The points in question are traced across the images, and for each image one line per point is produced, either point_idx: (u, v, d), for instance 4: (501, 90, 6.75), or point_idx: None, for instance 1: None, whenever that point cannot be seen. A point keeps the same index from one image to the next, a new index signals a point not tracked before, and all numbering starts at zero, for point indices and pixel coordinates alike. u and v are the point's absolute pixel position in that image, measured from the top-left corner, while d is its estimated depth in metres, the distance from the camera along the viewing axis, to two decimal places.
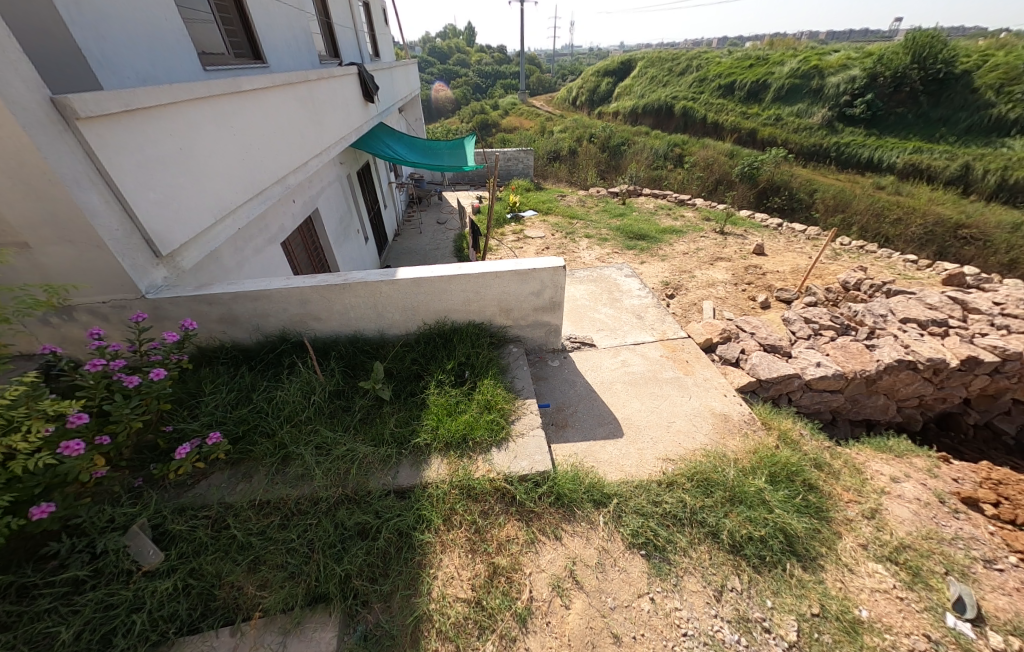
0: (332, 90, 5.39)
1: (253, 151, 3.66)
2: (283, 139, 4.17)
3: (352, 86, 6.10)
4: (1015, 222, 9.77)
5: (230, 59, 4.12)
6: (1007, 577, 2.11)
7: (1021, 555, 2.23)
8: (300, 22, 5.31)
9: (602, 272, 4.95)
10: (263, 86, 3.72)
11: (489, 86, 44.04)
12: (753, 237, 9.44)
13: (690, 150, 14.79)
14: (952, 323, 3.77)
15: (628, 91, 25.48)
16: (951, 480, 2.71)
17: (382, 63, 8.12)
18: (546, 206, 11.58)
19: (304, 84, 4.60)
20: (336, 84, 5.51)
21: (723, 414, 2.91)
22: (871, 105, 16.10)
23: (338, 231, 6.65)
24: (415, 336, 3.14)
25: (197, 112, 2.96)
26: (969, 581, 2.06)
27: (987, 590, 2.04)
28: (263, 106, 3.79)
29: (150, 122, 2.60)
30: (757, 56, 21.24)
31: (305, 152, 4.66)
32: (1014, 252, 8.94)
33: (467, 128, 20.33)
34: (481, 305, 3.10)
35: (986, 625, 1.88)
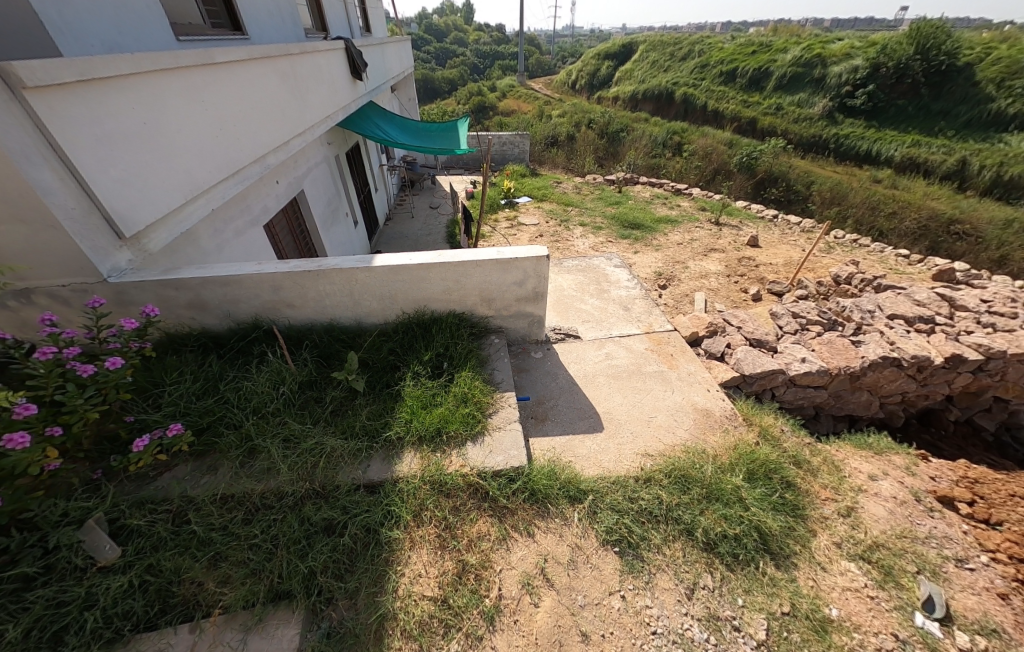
0: (317, 65, 5.14)
1: (228, 128, 3.46)
2: (262, 116, 3.96)
3: (338, 62, 5.83)
4: (1006, 219, 9.78)
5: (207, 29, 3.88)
6: (977, 577, 2.12)
7: (992, 554, 2.24)
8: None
9: (591, 262, 4.85)
10: (240, 59, 3.52)
11: (487, 66, 42.90)
12: (748, 229, 9.36)
13: (689, 138, 14.56)
14: (938, 320, 3.74)
15: (629, 76, 24.94)
16: (929, 478, 2.72)
17: (373, 39, 7.79)
18: (541, 192, 11.37)
19: (286, 58, 4.37)
20: (321, 59, 5.25)
21: (705, 410, 2.88)
22: (872, 97, 15.88)
23: (325, 214, 6.46)
24: (394, 324, 3.05)
25: (163, 84, 2.77)
26: (941, 581, 2.06)
27: (957, 589, 2.04)
28: (239, 79, 3.57)
29: (110, 93, 2.42)
30: (760, 42, 20.80)
31: (287, 130, 4.45)
32: (1004, 249, 8.96)
33: (463, 110, 19.83)
34: (462, 294, 3.01)
35: (953, 624, 1.89)
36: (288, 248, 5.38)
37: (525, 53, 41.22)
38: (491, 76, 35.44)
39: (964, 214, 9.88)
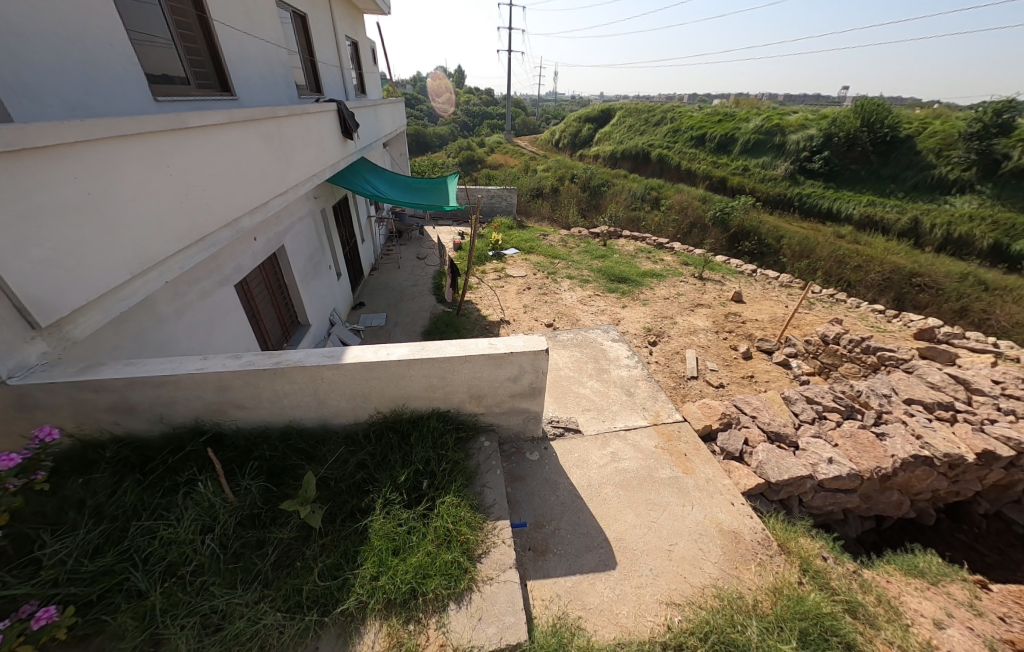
0: (306, 125, 4.97)
1: (198, 192, 3.07)
2: (240, 178, 3.61)
3: (328, 122, 5.70)
4: (963, 274, 10.21)
5: (192, 90, 3.59)
6: None
7: None
8: (278, 56, 5.01)
9: (587, 334, 4.59)
10: (221, 122, 3.23)
11: (474, 123, 45.45)
12: (731, 283, 9.42)
13: (666, 193, 15.19)
14: (958, 407, 3.51)
15: (607, 137, 26.77)
16: (998, 620, 2.30)
17: (367, 101, 7.93)
18: (526, 244, 11.42)
19: (272, 120, 4.14)
20: (310, 119, 5.08)
21: (733, 533, 2.46)
22: (828, 161, 17.20)
23: (306, 268, 6.06)
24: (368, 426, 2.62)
25: (120, 150, 2.37)
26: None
27: None
28: (216, 143, 3.24)
29: (50, 164, 1.97)
30: (724, 112, 22.77)
31: (267, 191, 4.11)
32: (964, 300, 9.22)
33: (452, 164, 20.55)
34: (447, 391, 2.62)
35: None
36: (262, 311, 4.91)
37: (511, 114, 44.20)
38: (480, 133, 37.60)
39: (923, 267, 10.19)
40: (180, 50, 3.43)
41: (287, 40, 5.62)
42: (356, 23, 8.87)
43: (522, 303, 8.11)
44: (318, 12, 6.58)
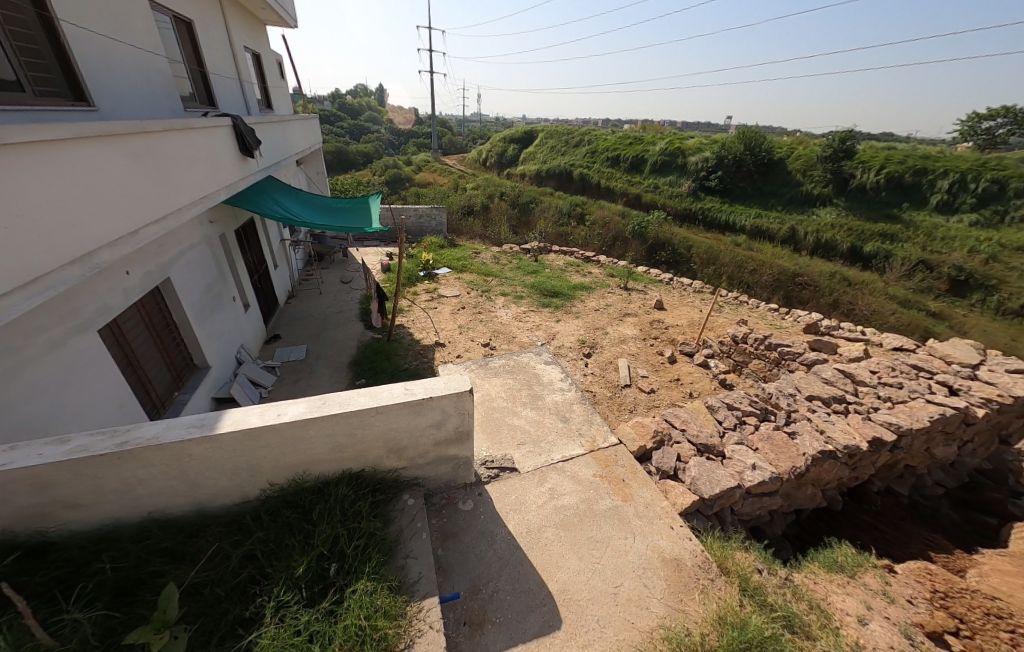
0: (194, 142, 4.10)
1: (25, 226, 2.19)
2: (96, 207, 2.72)
3: (223, 140, 4.84)
4: (833, 273, 12.03)
5: (31, 99, 2.78)
6: None
7: None
8: (157, 66, 4.29)
9: (519, 358, 4.47)
10: (64, 137, 2.40)
11: (400, 140, 44.54)
12: (653, 292, 10.03)
13: (590, 208, 15.99)
14: (848, 399, 3.94)
15: (532, 157, 27.86)
16: (907, 604, 2.49)
17: (274, 116, 7.23)
18: (457, 262, 11.17)
19: (142, 135, 3.22)
20: (200, 135, 4.23)
21: (675, 561, 2.41)
22: (722, 179, 19.51)
23: (201, 301, 5.06)
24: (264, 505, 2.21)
25: None
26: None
27: None
28: (55, 163, 2.39)
29: None
30: (634, 136, 24.93)
31: (141, 221, 3.19)
32: (835, 296, 10.82)
33: (377, 182, 19.72)
34: (359, 449, 2.30)
35: None
36: (142, 357, 3.97)
37: (438, 133, 44.13)
38: (406, 152, 36.87)
39: (803, 269, 11.81)
40: (11, 50, 2.67)
41: (168, 48, 4.87)
42: (257, 34, 8.12)
43: (457, 324, 7.78)
44: (208, 18, 5.84)
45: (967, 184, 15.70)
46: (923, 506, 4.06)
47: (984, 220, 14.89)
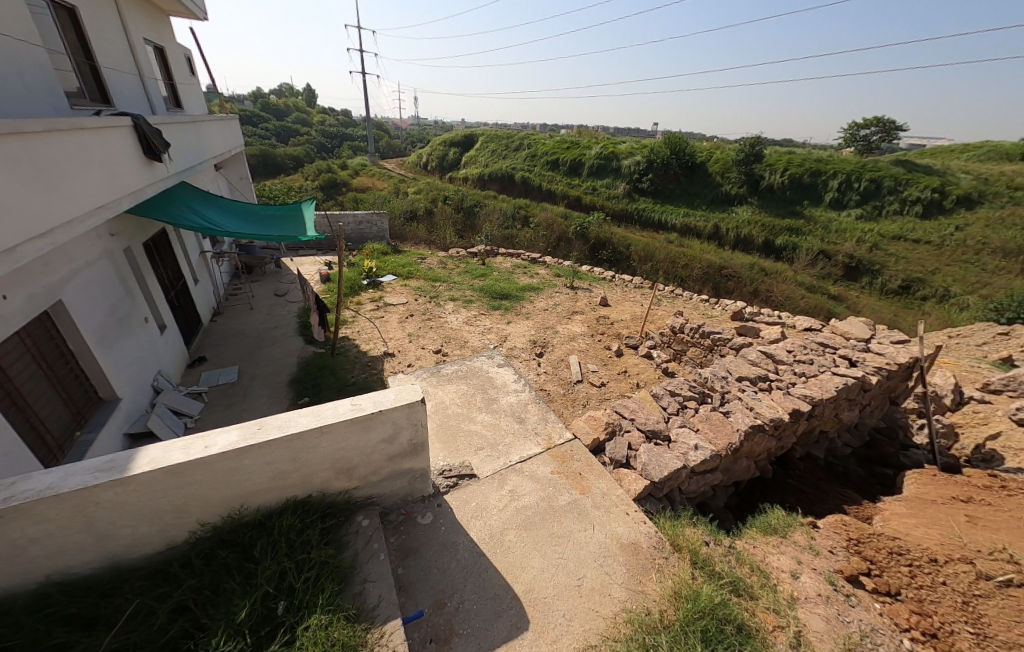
0: (87, 145, 3.59)
1: None
2: None
3: (124, 141, 4.29)
4: (752, 265, 13.37)
5: None
6: None
7: (911, 635, 2.28)
8: (35, 57, 3.68)
9: (472, 363, 4.44)
10: None
11: (333, 142, 42.29)
12: (598, 290, 10.46)
13: (533, 210, 16.31)
14: (771, 377, 4.39)
15: (473, 161, 27.87)
16: (829, 555, 2.83)
17: (186, 117, 6.51)
18: (403, 269, 10.83)
19: (15, 136, 2.75)
20: (95, 137, 3.71)
21: (633, 545, 2.53)
22: (652, 182, 20.89)
23: (107, 324, 4.43)
24: (194, 550, 1.98)
25: None
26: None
27: None
28: None
29: None
30: (571, 141, 25.89)
31: (20, 235, 2.72)
32: (755, 285, 12.04)
33: (310, 187, 18.55)
34: (304, 473, 2.16)
35: None
36: (29, 396, 3.39)
37: (375, 135, 42.56)
38: (340, 155, 35.14)
39: (727, 263, 12.99)
40: None
41: (46, 36, 4.20)
42: (160, 26, 7.29)
43: (407, 332, 7.53)
44: (96, 3, 5.11)
45: (851, 184, 18.26)
46: (836, 465, 4.65)
47: (865, 215, 17.41)
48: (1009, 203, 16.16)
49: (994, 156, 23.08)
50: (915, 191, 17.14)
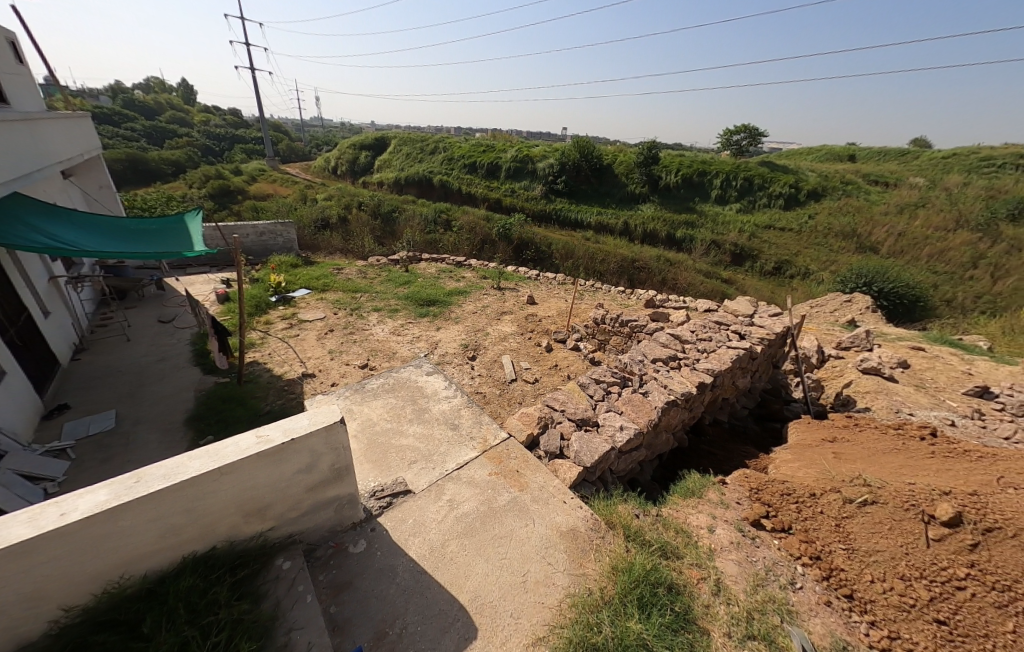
0: None
1: None
2: None
3: None
4: (658, 256, 14.79)
5: None
6: (808, 594, 2.53)
7: (803, 561, 2.74)
8: None
9: (399, 374, 4.25)
10: None
11: (220, 144, 37.49)
12: (524, 289, 10.72)
13: (455, 213, 16.17)
14: (679, 356, 4.89)
15: (388, 164, 26.80)
16: (737, 505, 3.25)
17: (17, 114, 5.29)
18: (317, 281, 9.97)
19: None
20: None
21: (572, 531, 2.62)
22: (567, 183, 22.02)
23: None
24: (58, 642, 1.62)
25: None
26: (797, 621, 2.34)
27: (808, 620, 2.36)
28: None
29: None
30: (486, 144, 26.19)
31: None
32: (662, 274, 13.33)
33: (195, 195, 16.22)
34: (205, 522, 1.90)
35: None
36: None
37: (273, 137, 38.71)
38: (231, 159, 31.37)
39: (638, 256, 14.20)
40: None
41: None
42: None
43: (327, 349, 6.95)
44: None
45: (730, 182, 21.13)
46: (738, 426, 5.33)
47: (743, 208, 20.27)
48: (842, 195, 20.05)
49: (829, 157, 28.41)
50: (777, 187, 20.41)
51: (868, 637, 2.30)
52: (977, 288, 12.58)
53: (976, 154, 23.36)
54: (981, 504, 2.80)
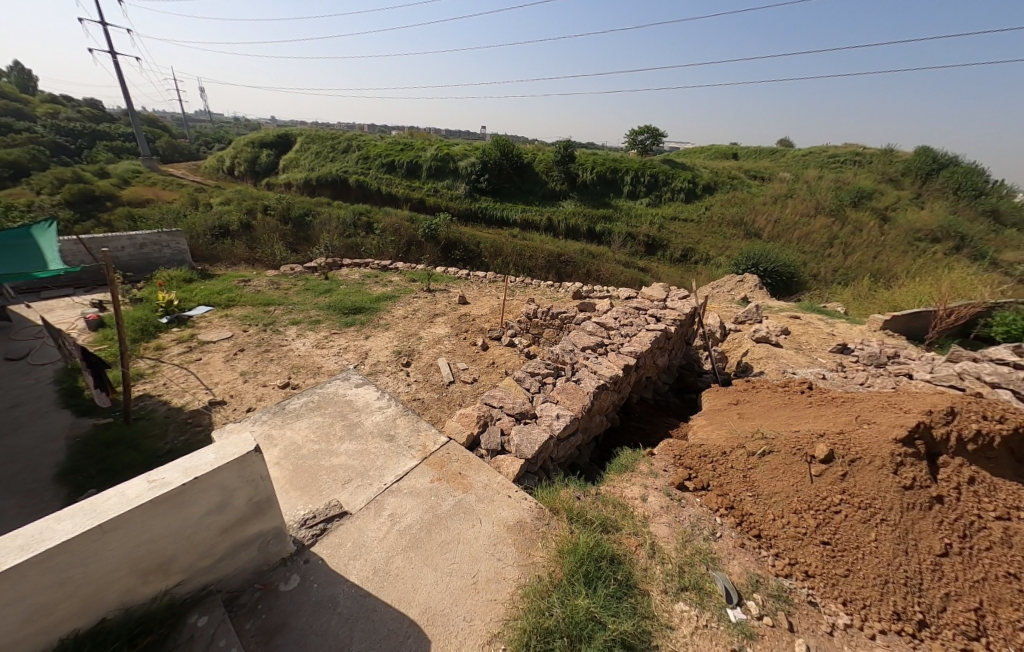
0: None
1: None
2: None
3: None
4: (582, 250, 15.58)
5: None
6: (726, 540, 2.90)
7: (721, 512, 3.12)
8: None
9: (325, 390, 3.94)
10: None
11: (73, 138, 31.18)
12: (456, 289, 10.59)
13: (376, 215, 15.39)
14: (605, 342, 5.22)
15: (295, 164, 24.59)
16: (664, 472, 3.59)
17: None
18: (219, 296, 8.81)
19: None
20: None
21: (518, 523, 2.67)
22: (490, 181, 22.17)
23: None
24: None
25: None
26: (720, 566, 2.67)
27: (728, 563, 2.71)
28: None
29: None
30: (404, 142, 25.30)
31: None
32: (587, 267, 14.09)
33: (44, 202, 13.32)
34: (89, 591, 1.61)
35: (744, 598, 2.46)
36: None
37: (147, 132, 33.23)
38: (91, 158, 26.32)
39: (563, 251, 14.83)
40: None
41: None
42: None
43: (238, 370, 6.18)
44: None
45: (639, 179, 22.98)
46: (661, 400, 5.85)
47: (652, 202, 22.19)
48: (729, 189, 22.93)
49: (718, 156, 32.29)
50: (678, 183, 22.69)
51: (774, 567, 2.73)
52: (834, 264, 15.24)
53: (824, 153, 28.25)
54: (845, 440, 3.31)
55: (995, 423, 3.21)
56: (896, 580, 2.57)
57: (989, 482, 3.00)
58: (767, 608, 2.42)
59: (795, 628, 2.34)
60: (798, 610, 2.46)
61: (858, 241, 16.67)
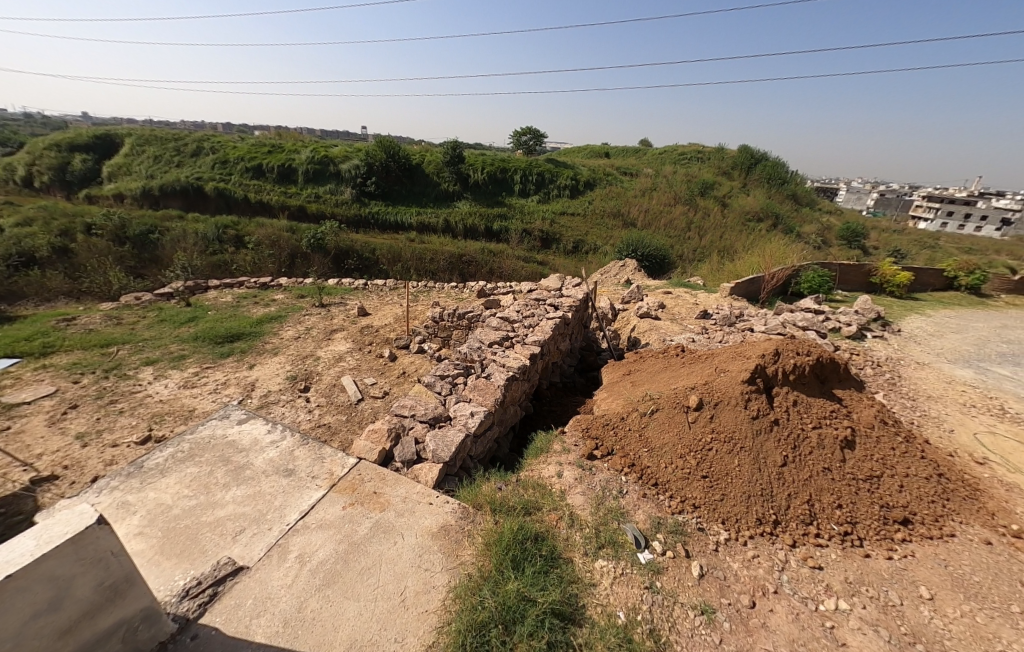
0: None
1: None
2: None
3: None
4: (482, 249, 15.81)
5: None
6: (632, 493, 3.29)
7: (625, 471, 3.53)
8: None
9: (197, 435, 3.36)
10: None
11: None
12: (353, 301, 9.87)
13: (246, 226, 13.43)
14: (511, 335, 5.43)
15: (125, 171, 20.14)
16: (576, 446, 3.90)
17: None
18: (27, 343, 6.79)
19: None
20: None
21: (443, 528, 2.66)
22: (378, 185, 21.02)
23: None
24: None
25: None
26: (629, 517, 3.01)
27: (634, 513, 3.08)
28: None
29: None
30: (271, 144, 22.55)
31: None
32: (488, 265, 14.36)
33: None
34: None
35: (650, 540, 2.82)
36: None
37: None
38: None
39: (463, 251, 14.85)
40: None
41: None
42: None
43: (72, 433, 4.86)
44: None
45: (527, 178, 24.15)
46: (568, 382, 6.32)
47: (542, 199, 23.54)
48: (607, 183, 25.50)
49: (593, 155, 35.61)
50: (562, 181, 24.47)
51: (670, 507, 3.18)
52: (692, 245, 18.04)
53: (675, 151, 33.11)
54: (710, 388, 3.98)
55: (804, 356, 4.19)
56: (755, 493, 3.21)
57: (805, 401, 3.90)
58: (668, 543, 2.82)
59: (691, 553, 2.78)
60: (691, 537, 2.92)
61: (707, 225, 20.02)
